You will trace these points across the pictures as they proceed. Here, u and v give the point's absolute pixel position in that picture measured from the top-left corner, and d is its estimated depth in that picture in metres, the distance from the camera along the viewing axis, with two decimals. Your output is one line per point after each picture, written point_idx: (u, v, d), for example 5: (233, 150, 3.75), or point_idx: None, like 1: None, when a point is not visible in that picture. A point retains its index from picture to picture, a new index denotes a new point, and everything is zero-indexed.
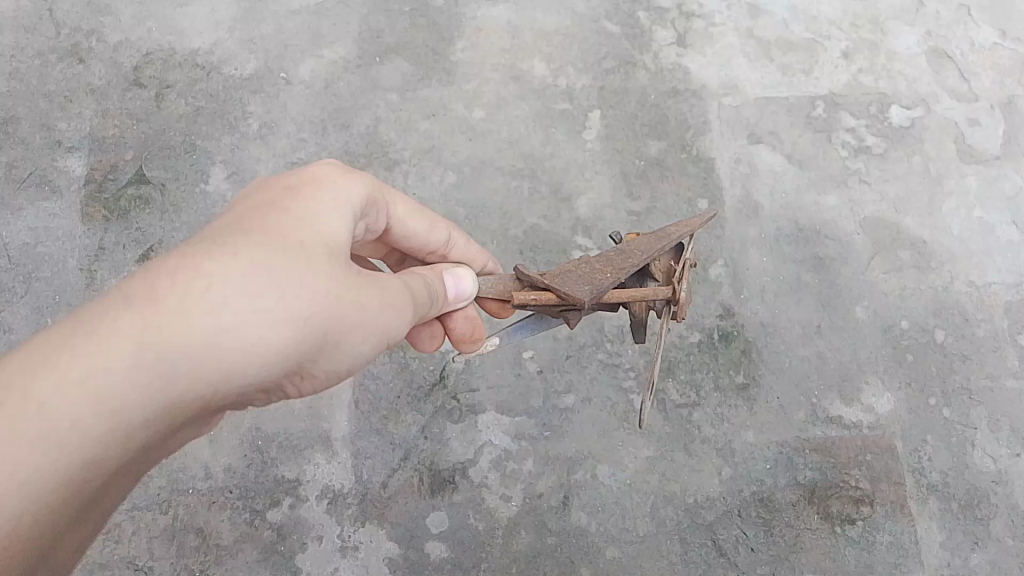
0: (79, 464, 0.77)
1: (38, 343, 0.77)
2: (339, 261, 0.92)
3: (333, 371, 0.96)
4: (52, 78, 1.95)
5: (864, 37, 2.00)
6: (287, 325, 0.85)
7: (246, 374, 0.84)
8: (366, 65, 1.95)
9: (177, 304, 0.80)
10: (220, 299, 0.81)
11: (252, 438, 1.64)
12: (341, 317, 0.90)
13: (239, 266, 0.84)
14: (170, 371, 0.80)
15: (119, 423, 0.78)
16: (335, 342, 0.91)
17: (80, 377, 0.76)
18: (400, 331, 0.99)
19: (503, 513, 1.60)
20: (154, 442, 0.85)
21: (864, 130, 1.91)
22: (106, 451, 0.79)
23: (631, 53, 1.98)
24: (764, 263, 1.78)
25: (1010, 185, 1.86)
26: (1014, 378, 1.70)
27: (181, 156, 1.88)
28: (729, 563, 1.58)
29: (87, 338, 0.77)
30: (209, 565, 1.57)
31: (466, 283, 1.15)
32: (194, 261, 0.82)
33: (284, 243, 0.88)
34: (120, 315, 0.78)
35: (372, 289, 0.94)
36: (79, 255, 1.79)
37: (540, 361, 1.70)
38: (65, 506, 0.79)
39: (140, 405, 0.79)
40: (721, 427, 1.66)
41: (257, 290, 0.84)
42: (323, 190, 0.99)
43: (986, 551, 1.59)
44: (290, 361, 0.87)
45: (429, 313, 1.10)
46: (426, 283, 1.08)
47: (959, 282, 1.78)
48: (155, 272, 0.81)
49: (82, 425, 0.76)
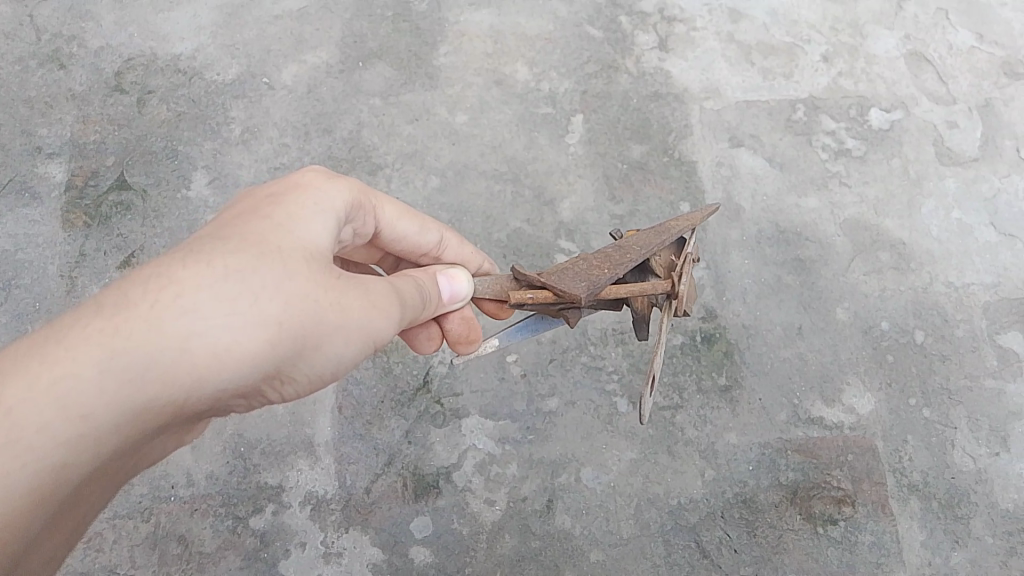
0: (48, 471, 0.76)
1: (7, 352, 0.76)
2: (317, 266, 0.93)
3: (315, 376, 0.96)
4: (32, 84, 1.94)
5: (843, 40, 2.02)
6: (263, 329, 0.85)
7: (221, 378, 0.83)
8: (349, 70, 1.95)
9: (149, 309, 0.80)
10: (193, 303, 0.82)
11: (235, 445, 1.64)
12: (319, 319, 0.91)
13: (213, 272, 0.84)
14: (142, 376, 0.79)
15: (91, 429, 0.77)
16: (315, 345, 0.92)
17: (50, 382, 0.75)
18: (383, 334, 0.99)
19: (487, 517, 1.60)
20: (125, 453, 0.84)
21: (843, 133, 1.93)
22: (77, 458, 0.77)
23: (613, 57, 1.99)
24: (746, 266, 1.80)
25: (988, 186, 1.88)
26: (993, 377, 1.72)
27: (163, 162, 1.87)
28: (713, 565, 1.59)
29: (58, 344, 0.76)
30: (191, 572, 1.56)
31: (460, 284, 1.16)
32: (167, 268, 0.83)
33: (259, 249, 0.89)
34: (91, 321, 0.78)
35: (351, 291, 0.95)
36: (59, 261, 1.78)
37: (524, 365, 1.70)
38: (34, 517, 0.77)
39: (113, 410, 0.78)
40: (703, 428, 1.67)
41: (230, 294, 0.84)
42: (301, 198, 1.00)
43: (966, 550, 1.61)
44: (266, 365, 0.87)
45: (424, 314, 1.10)
46: (417, 284, 1.08)
47: (938, 283, 1.80)
48: (129, 280, 0.82)
49: (51, 431, 0.75)
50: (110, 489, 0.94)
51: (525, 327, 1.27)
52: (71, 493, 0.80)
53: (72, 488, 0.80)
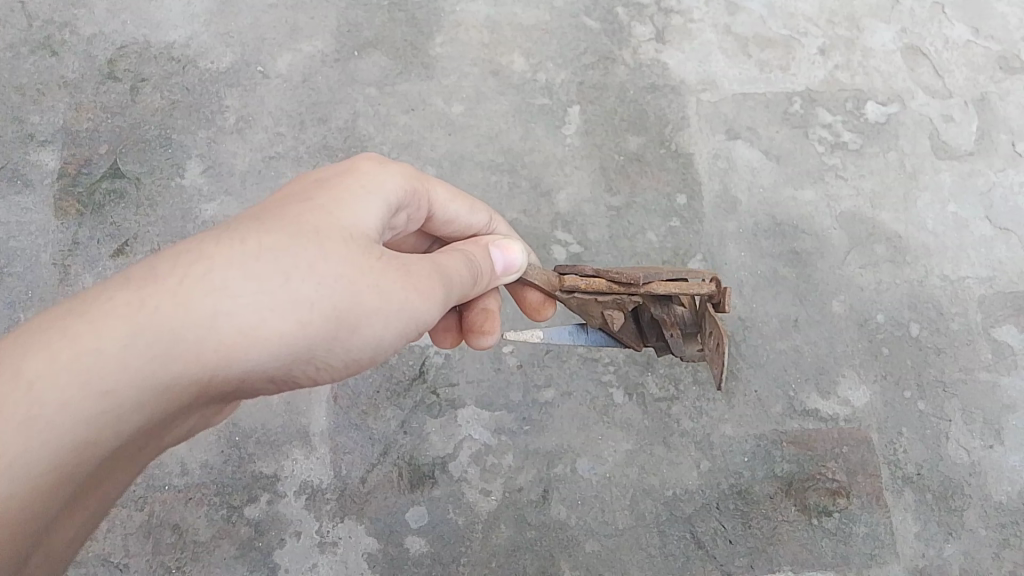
0: (71, 446, 0.77)
1: (34, 327, 0.79)
2: (354, 247, 0.94)
3: (353, 357, 0.98)
4: (23, 71, 1.92)
5: (840, 33, 2.01)
6: (293, 309, 0.87)
7: (248, 357, 0.85)
8: (344, 60, 1.94)
9: (177, 285, 0.82)
10: (222, 282, 0.84)
11: (230, 434, 1.63)
12: (354, 302, 0.92)
13: (243, 253, 0.87)
14: (166, 351, 0.81)
15: (114, 404, 0.79)
16: (350, 327, 0.93)
17: (73, 356, 0.77)
18: (422, 319, 1.01)
19: (482, 507, 1.60)
20: (149, 430, 0.85)
21: (840, 126, 1.92)
22: (98, 434, 0.79)
23: (610, 48, 1.98)
24: (742, 258, 1.79)
25: (983, 180, 1.88)
26: (987, 370, 1.73)
27: (157, 150, 1.86)
28: (707, 556, 1.59)
29: (81, 319, 0.79)
30: (185, 561, 1.56)
31: (514, 254, 1.19)
32: (197, 248, 0.86)
33: (295, 230, 0.92)
34: (117, 297, 0.81)
35: (389, 274, 0.96)
36: (52, 249, 1.76)
37: (519, 356, 1.70)
38: (56, 492, 0.78)
39: (136, 385, 0.80)
40: (699, 420, 1.67)
41: (260, 274, 0.86)
42: (344, 184, 1.03)
43: (960, 542, 1.61)
44: (296, 347, 0.89)
45: (476, 288, 1.14)
46: (468, 258, 1.11)
47: (934, 276, 1.80)
48: (160, 259, 0.85)
49: (73, 405, 0.76)
50: (140, 469, 0.96)
51: (567, 332, 1.37)
52: (95, 470, 0.82)
53: (95, 464, 0.81)
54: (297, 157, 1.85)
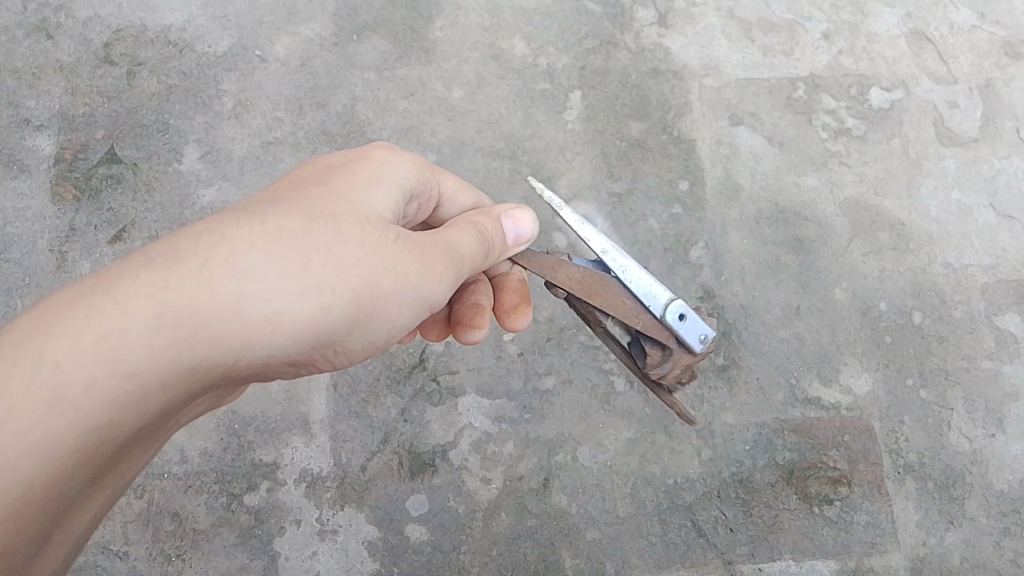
0: (95, 426, 0.77)
1: (56, 308, 0.78)
2: (371, 229, 0.94)
3: (370, 342, 0.99)
4: (18, 54, 1.90)
5: (844, 19, 1.99)
6: (316, 293, 0.87)
7: (270, 340, 0.86)
8: (342, 43, 1.92)
9: (200, 267, 0.82)
10: (244, 265, 0.84)
11: (229, 422, 1.62)
12: (374, 284, 0.92)
13: (266, 236, 0.86)
14: (190, 333, 0.81)
15: (136, 386, 0.79)
16: (369, 313, 0.94)
17: (97, 336, 0.77)
18: (435, 299, 1.01)
19: (483, 495, 1.60)
20: (170, 411, 0.86)
21: (843, 112, 1.90)
22: (123, 414, 0.79)
23: (611, 32, 1.96)
24: (744, 245, 1.78)
25: (987, 167, 1.87)
26: (989, 359, 1.72)
27: (154, 135, 1.84)
28: (708, 544, 1.59)
29: (105, 298, 0.78)
30: (186, 549, 1.55)
31: (526, 224, 1.13)
32: (219, 228, 0.85)
33: (314, 212, 0.91)
34: (141, 277, 0.80)
35: (407, 255, 0.95)
36: (48, 235, 1.75)
37: (520, 344, 1.69)
38: (77, 472, 0.78)
39: (161, 368, 0.80)
40: (700, 409, 1.66)
41: (282, 258, 0.86)
42: (358, 169, 1.02)
43: (961, 530, 1.61)
44: (318, 329, 0.89)
45: (487, 262, 1.09)
46: (478, 232, 1.07)
47: (936, 264, 1.79)
48: (180, 238, 0.84)
49: (98, 386, 0.76)
50: (152, 451, 0.95)
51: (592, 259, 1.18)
52: (114, 451, 0.82)
53: (115, 446, 0.81)
54: (295, 142, 1.83)
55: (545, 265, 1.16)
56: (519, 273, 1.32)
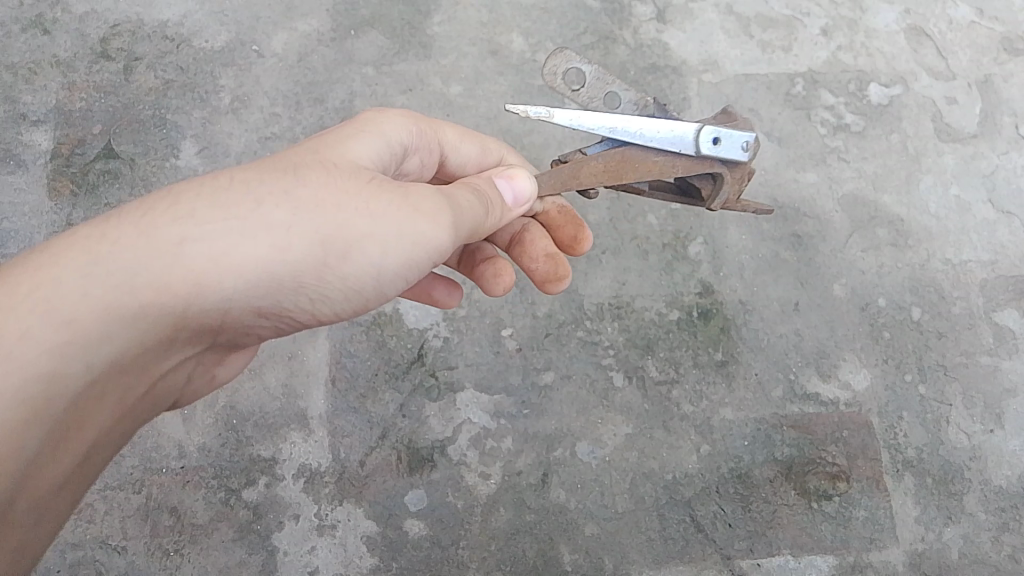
0: (38, 374, 0.79)
1: (5, 268, 0.83)
2: (333, 175, 0.94)
3: (355, 288, 0.97)
4: (15, 50, 1.89)
5: (844, 14, 1.97)
6: (268, 234, 0.88)
7: (221, 284, 0.86)
8: (340, 39, 1.91)
9: (143, 218, 0.85)
10: (188, 212, 0.86)
11: (226, 417, 1.61)
12: (339, 223, 0.91)
13: (214, 187, 0.89)
14: (132, 279, 0.83)
15: (77, 334, 0.81)
16: (341, 256, 0.92)
17: (34, 287, 0.80)
18: (431, 245, 0.97)
19: (481, 490, 1.60)
20: (128, 362, 0.87)
21: (842, 108, 1.90)
22: (65, 362, 0.81)
23: (610, 27, 1.95)
24: (743, 240, 1.76)
25: (986, 164, 1.87)
26: (988, 354, 1.72)
27: (152, 130, 1.84)
28: (707, 539, 1.59)
29: (47, 255, 0.83)
30: (183, 545, 1.55)
31: (520, 182, 1.11)
32: (170, 188, 0.89)
33: (272, 164, 0.93)
34: (85, 234, 0.84)
35: (378, 196, 0.94)
36: (47, 231, 1.75)
37: (519, 339, 1.68)
38: (31, 427, 0.80)
39: (103, 316, 0.82)
40: (699, 404, 1.66)
41: (228, 203, 0.87)
42: (341, 129, 1.07)
43: (959, 526, 1.62)
44: (278, 273, 0.89)
45: (489, 221, 1.07)
46: (471, 189, 1.05)
47: (935, 260, 1.78)
48: (132, 202, 0.89)
49: (35, 333, 0.79)
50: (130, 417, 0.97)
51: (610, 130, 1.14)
52: (71, 406, 0.84)
53: (69, 398, 0.83)
54: (293, 138, 1.83)
55: (566, 178, 1.14)
56: (557, 203, 1.37)
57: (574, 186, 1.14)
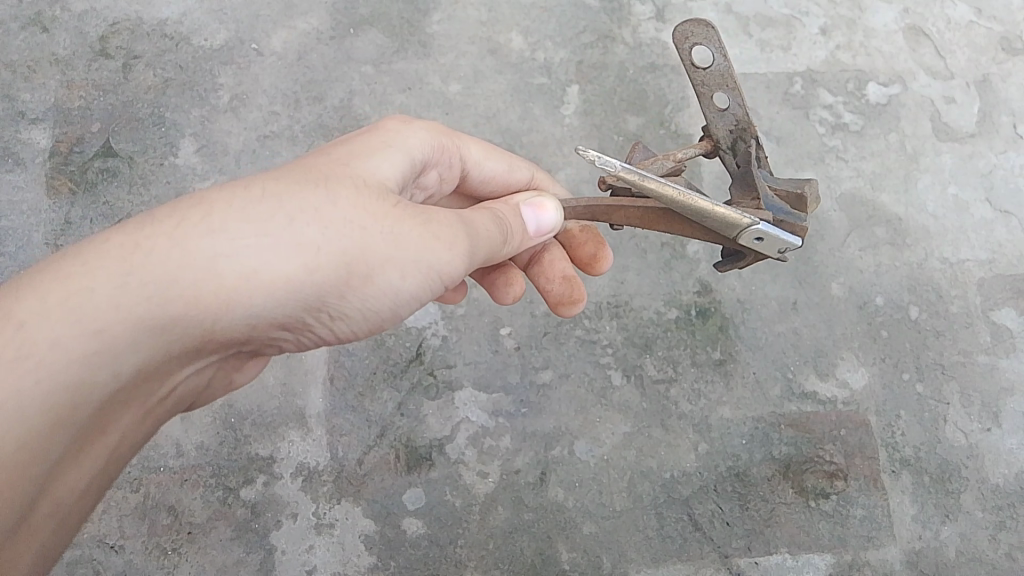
0: (65, 385, 0.79)
1: (33, 272, 0.83)
2: (363, 193, 0.95)
3: (373, 308, 0.98)
4: (14, 48, 1.89)
5: (842, 13, 1.98)
6: (297, 252, 0.88)
7: (248, 300, 0.87)
8: (339, 37, 1.91)
9: (173, 227, 0.85)
10: (219, 224, 0.86)
11: (225, 416, 1.62)
12: (364, 245, 0.92)
13: (245, 196, 0.88)
14: (160, 292, 0.83)
15: (105, 345, 0.81)
16: (363, 278, 0.93)
17: (66, 295, 0.80)
18: (450, 271, 0.99)
19: (480, 488, 1.60)
20: (152, 372, 0.87)
21: (841, 107, 1.90)
22: (94, 372, 0.81)
23: (609, 27, 1.95)
24: None
25: (984, 163, 1.87)
26: (985, 353, 1.72)
27: (151, 128, 1.84)
28: (705, 538, 1.59)
29: (76, 262, 0.82)
30: (181, 543, 1.55)
31: (547, 214, 1.11)
32: (201, 194, 0.89)
33: (303, 175, 0.93)
34: (115, 241, 0.84)
35: (406, 220, 0.95)
36: (45, 229, 1.75)
37: (518, 338, 1.69)
38: (55, 434, 0.81)
39: (131, 327, 0.82)
40: (697, 403, 1.67)
41: (260, 217, 0.87)
42: (369, 139, 1.07)
43: (956, 524, 1.62)
44: (303, 291, 0.90)
45: (506, 249, 1.08)
46: (495, 218, 1.05)
47: (933, 259, 1.79)
48: (161, 207, 0.88)
49: (63, 343, 0.79)
50: (151, 424, 0.98)
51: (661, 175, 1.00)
52: (95, 414, 0.84)
53: (94, 407, 0.83)
54: (291, 136, 1.83)
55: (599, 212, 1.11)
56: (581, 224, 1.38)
57: (603, 219, 1.12)
